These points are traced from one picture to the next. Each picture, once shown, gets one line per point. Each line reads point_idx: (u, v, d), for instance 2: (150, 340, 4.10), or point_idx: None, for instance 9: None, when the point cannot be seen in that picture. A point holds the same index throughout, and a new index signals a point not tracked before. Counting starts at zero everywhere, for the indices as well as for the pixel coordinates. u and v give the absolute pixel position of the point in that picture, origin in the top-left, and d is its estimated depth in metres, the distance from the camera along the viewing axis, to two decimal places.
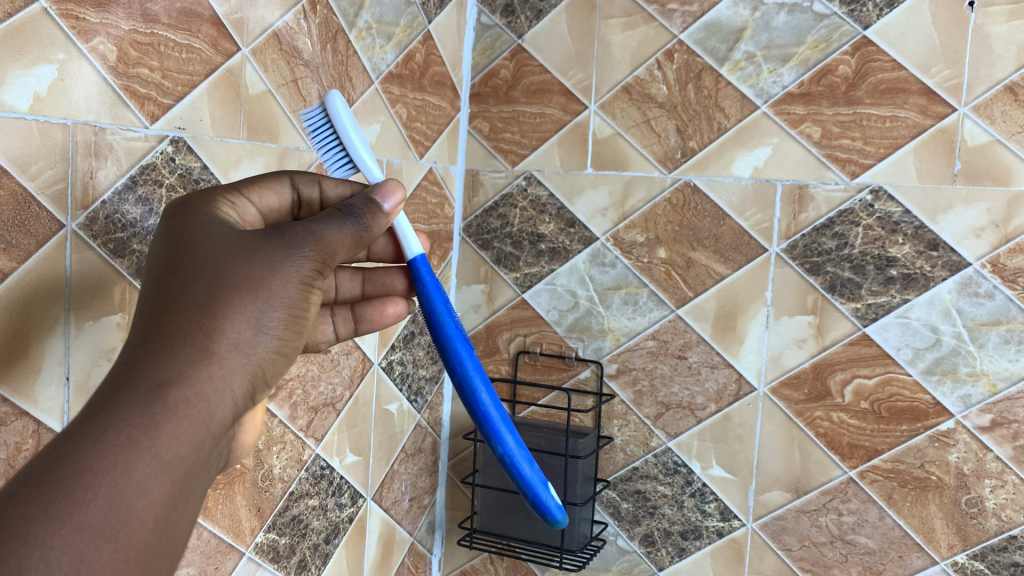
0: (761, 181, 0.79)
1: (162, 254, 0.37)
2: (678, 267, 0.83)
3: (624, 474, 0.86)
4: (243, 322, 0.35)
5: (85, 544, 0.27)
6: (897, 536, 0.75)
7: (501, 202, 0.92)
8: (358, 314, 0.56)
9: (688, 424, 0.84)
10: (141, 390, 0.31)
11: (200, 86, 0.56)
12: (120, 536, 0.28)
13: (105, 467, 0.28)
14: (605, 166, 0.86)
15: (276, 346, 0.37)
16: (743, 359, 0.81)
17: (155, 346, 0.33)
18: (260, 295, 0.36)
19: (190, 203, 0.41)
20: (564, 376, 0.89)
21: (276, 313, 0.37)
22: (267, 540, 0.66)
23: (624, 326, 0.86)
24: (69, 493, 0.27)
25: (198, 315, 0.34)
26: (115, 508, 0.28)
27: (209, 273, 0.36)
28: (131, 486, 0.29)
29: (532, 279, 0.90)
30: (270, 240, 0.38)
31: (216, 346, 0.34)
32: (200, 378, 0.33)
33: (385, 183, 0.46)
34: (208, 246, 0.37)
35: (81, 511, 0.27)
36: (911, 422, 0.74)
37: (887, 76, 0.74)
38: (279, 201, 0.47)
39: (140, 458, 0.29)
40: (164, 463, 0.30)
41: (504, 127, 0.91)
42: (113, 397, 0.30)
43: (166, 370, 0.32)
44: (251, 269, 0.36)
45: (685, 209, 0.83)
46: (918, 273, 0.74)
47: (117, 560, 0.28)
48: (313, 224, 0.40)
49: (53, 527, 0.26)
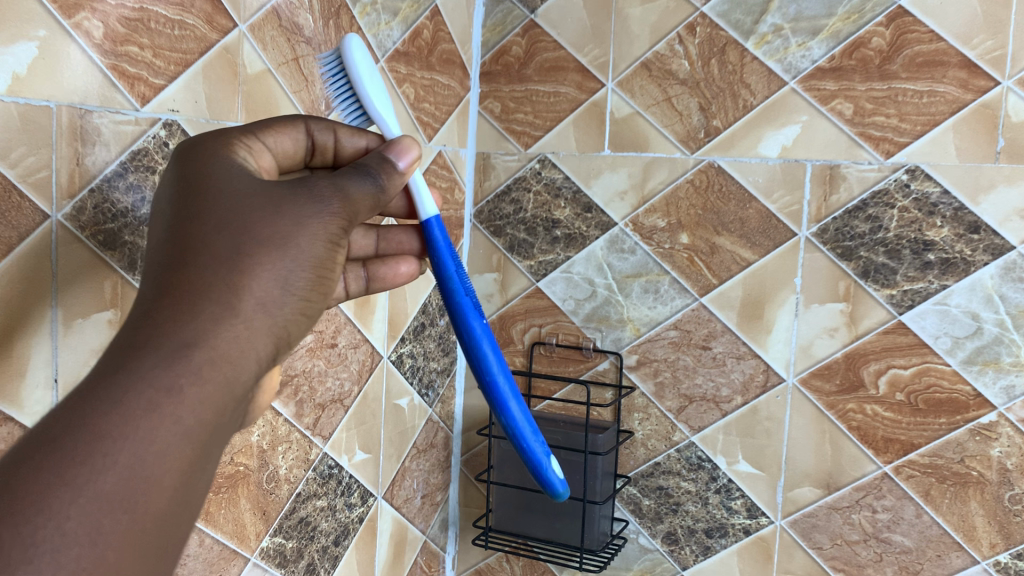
0: (790, 161, 0.75)
1: (179, 196, 0.36)
2: (702, 253, 0.79)
3: (645, 469, 0.82)
4: (269, 279, 0.33)
5: (102, 514, 0.25)
6: (935, 534, 0.71)
7: (514, 185, 0.88)
8: (370, 273, 0.53)
9: (713, 417, 0.80)
10: (164, 348, 0.29)
11: (195, 65, 0.52)
12: (140, 502, 0.26)
13: (127, 432, 0.27)
14: (623, 147, 0.82)
15: (300, 307, 0.35)
16: (771, 349, 0.77)
17: (177, 300, 0.31)
18: (287, 253, 0.34)
19: (205, 150, 0.38)
20: (582, 369, 0.85)
21: (302, 272, 0.35)
22: (273, 544, 0.63)
23: (644, 316, 0.82)
24: (86, 459, 0.25)
25: (223, 270, 0.32)
26: (134, 476, 0.26)
27: (234, 224, 0.34)
28: (152, 452, 0.27)
29: (547, 266, 0.86)
30: (297, 193, 0.36)
31: (241, 304, 0.32)
32: (224, 338, 0.31)
33: (399, 141, 0.46)
34: (230, 193, 0.35)
35: (98, 480, 0.25)
36: (950, 414, 0.70)
37: (925, 48, 0.69)
38: (293, 147, 0.45)
39: (166, 420, 0.28)
40: (186, 429, 0.28)
41: (517, 108, 0.87)
42: (137, 354, 0.28)
43: (190, 327, 0.30)
44: (279, 223, 0.35)
45: (709, 191, 0.78)
46: (957, 257, 0.69)
47: (136, 529, 0.26)
48: (338, 179, 0.39)
49: (69, 495, 0.25)
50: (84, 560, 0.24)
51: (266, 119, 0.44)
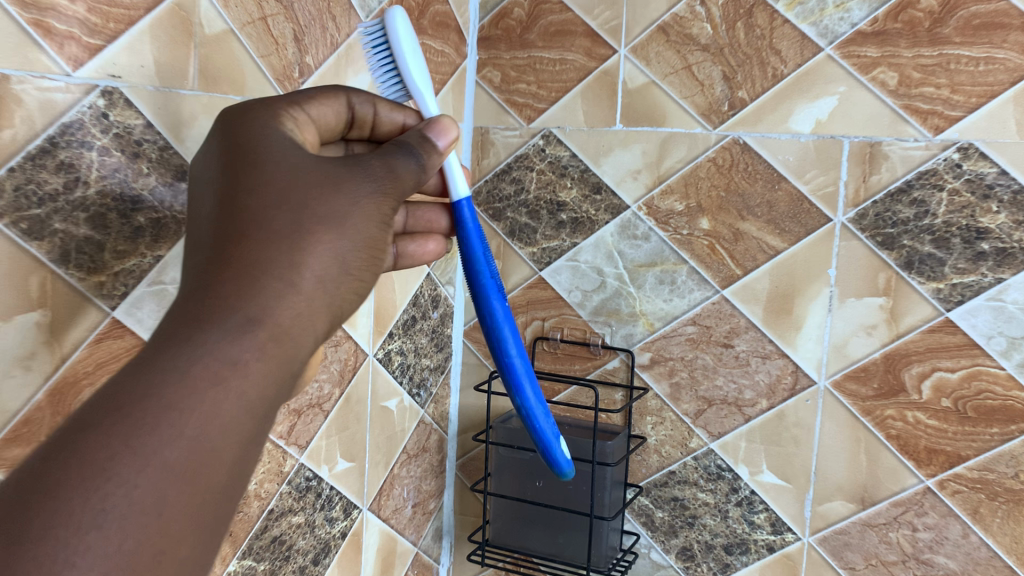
0: (825, 137, 0.67)
1: (230, 161, 0.36)
2: (724, 240, 0.71)
3: (659, 478, 0.75)
4: (326, 256, 0.34)
5: (167, 484, 0.26)
6: (984, 557, 0.64)
7: (515, 164, 0.79)
8: (399, 249, 0.53)
9: (735, 423, 0.72)
10: (231, 324, 0.30)
11: (140, 23, 0.45)
12: (201, 475, 0.27)
13: (193, 404, 0.28)
14: (637, 121, 0.74)
15: (355, 286, 0.36)
16: (801, 348, 0.69)
17: (237, 277, 0.32)
18: (342, 231, 0.35)
19: (253, 119, 0.38)
20: (589, 367, 0.78)
21: (355, 250, 0.36)
22: (241, 568, 0.55)
23: (658, 310, 0.74)
24: (153, 428, 0.26)
25: (284, 246, 0.33)
26: (197, 447, 0.27)
27: (292, 199, 0.34)
28: (215, 423, 0.28)
29: (550, 254, 0.78)
30: (350, 171, 0.37)
31: (300, 282, 0.33)
32: (285, 314, 0.32)
33: (437, 119, 0.45)
34: (285, 164, 0.36)
35: (165, 449, 0.26)
36: (1003, 424, 0.62)
37: (983, 9, 0.61)
38: (335, 119, 0.45)
39: (226, 398, 0.29)
40: (247, 402, 0.30)
41: (519, 77, 0.78)
42: (203, 328, 0.30)
43: (252, 303, 0.31)
44: (335, 203, 0.35)
45: (734, 170, 0.70)
46: (1015, 247, 0.61)
47: (196, 501, 0.27)
48: (387, 157, 0.40)
49: (137, 463, 0.26)
50: (152, 528, 0.26)
51: (308, 89, 0.44)
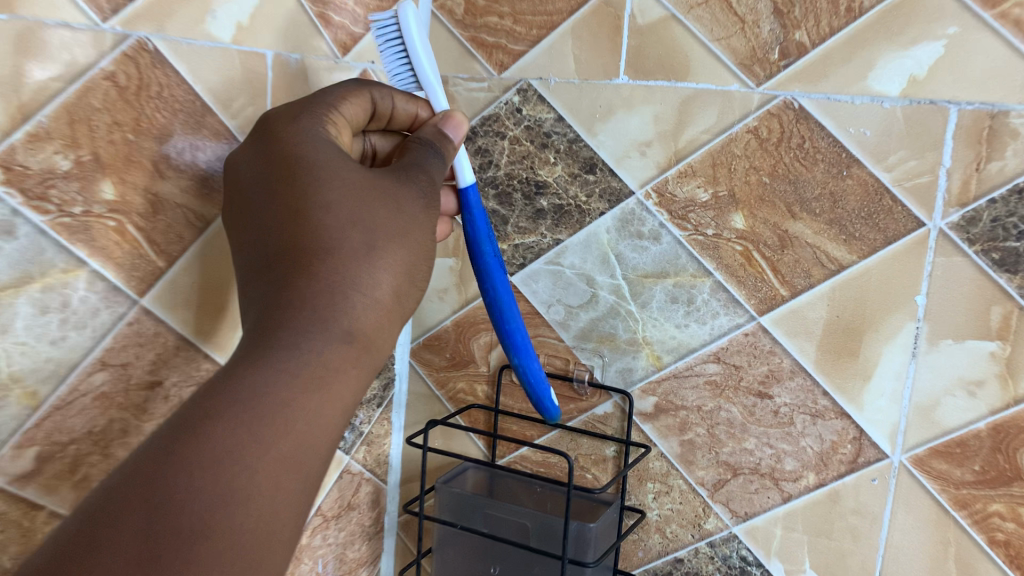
0: (922, 101, 0.45)
1: (279, 167, 0.38)
2: (765, 247, 0.50)
3: (660, 567, 0.56)
4: (400, 269, 0.37)
5: (282, 471, 0.31)
6: None
7: (482, 128, 0.59)
8: None
9: (770, 501, 0.52)
10: (332, 331, 0.34)
11: None
12: (305, 465, 0.32)
13: (298, 405, 0.32)
14: (648, 72, 0.53)
15: (403, 299, 0.37)
16: (868, 408, 0.48)
17: (326, 287, 0.34)
18: (410, 245, 0.38)
19: (296, 121, 0.40)
20: (571, 410, 0.58)
21: (416, 261, 0.38)
22: None
23: (667, 339, 0.54)
24: (266, 427, 0.31)
25: (364, 261, 0.35)
26: (302, 443, 0.32)
27: (360, 208, 0.37)
28: (316, 422, 0.33)
29: (526, 253, 0.59)
30: (412, 181, 0.40)
31: (382, 296, 0.36)
32: (371, 324, 0.35)
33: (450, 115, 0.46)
34: (336, 166, 0.38)
35: (279, 443, 0.31)
36: None
37: None
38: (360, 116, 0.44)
39: (325, 400, 0.33)
40: (339, 404, 0.34)
41: (489, 8, 0.57)
42: (302, 333, 0.33)
43: (346, 312, 0.34)
44: (403, 216, 0.38)
45: (784, 146, 0.49)
46: None
47: (301, 487, 0.32)
48: (422, 159, 0.42)
49: (259, 453, 0.30)
50: (267, 509, 0.30)
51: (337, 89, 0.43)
